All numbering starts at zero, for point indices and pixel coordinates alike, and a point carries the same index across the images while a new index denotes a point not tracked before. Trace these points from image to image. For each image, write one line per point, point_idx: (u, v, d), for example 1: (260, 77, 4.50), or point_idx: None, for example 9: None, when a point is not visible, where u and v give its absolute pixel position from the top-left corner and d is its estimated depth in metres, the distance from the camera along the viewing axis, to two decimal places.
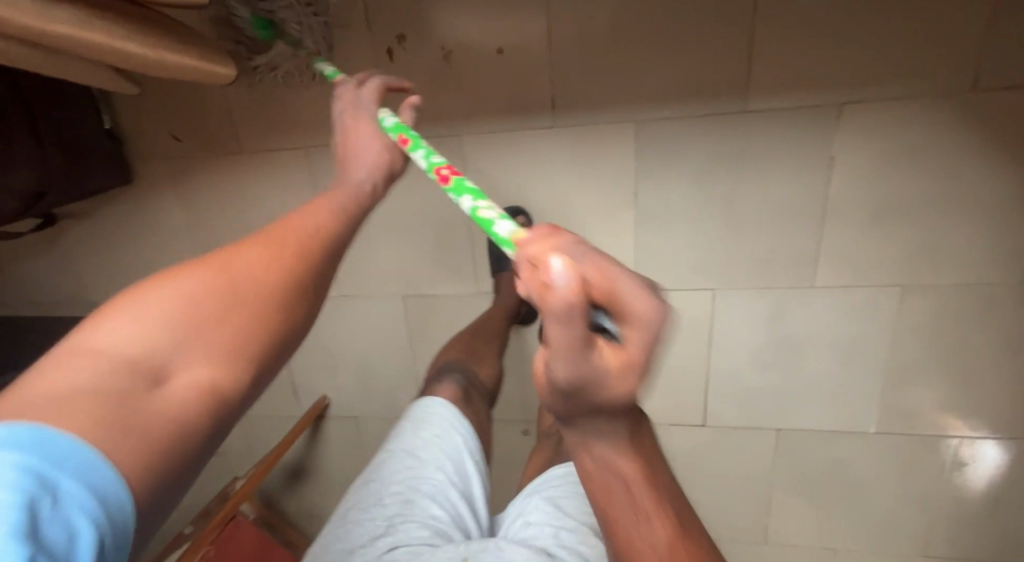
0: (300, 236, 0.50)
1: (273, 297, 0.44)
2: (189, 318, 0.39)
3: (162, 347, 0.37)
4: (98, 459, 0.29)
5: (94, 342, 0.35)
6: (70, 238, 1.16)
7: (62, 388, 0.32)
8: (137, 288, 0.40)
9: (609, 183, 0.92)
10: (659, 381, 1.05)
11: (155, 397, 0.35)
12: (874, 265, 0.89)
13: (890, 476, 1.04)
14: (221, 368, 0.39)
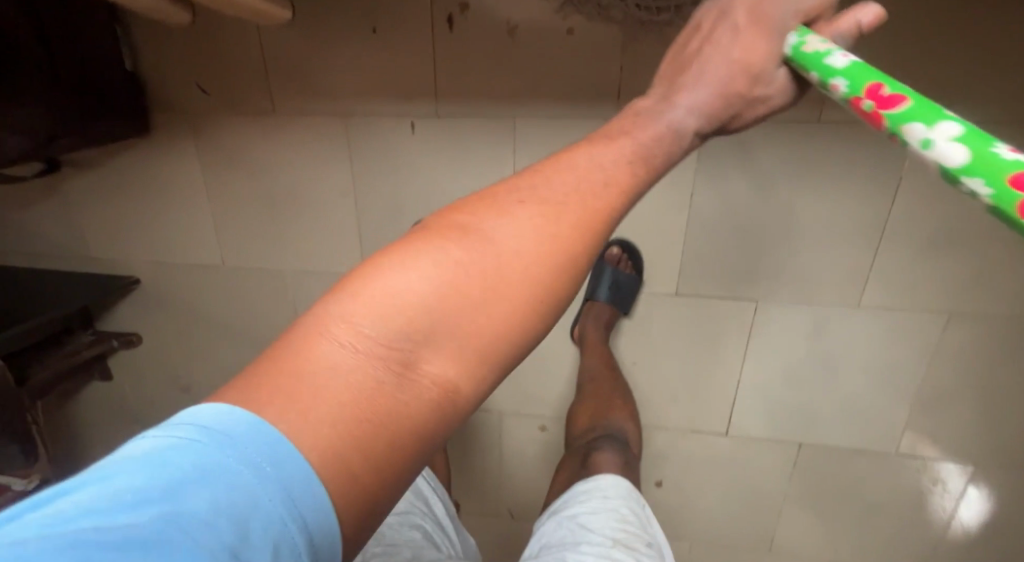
0: (601, 212, 0.43)
1: (521, 279, 0.40)
2: (448, 307, 0.38)
3: (419, 331, 0.38)
4: (314, 474, 0.33)
5: (385, 294, 0.38)
6: (72, 186, 1.07)
7: (320, 375, 0.35)
8: (448, 233, 0.41)
9: (664, 181, 0.89)
10: (686, 387, 1.03)
11: (400, 390, 0.36)
12: (927, 288, 0.88)
13: (904, 496, 1.05)
14: (461, 368, 0.38)
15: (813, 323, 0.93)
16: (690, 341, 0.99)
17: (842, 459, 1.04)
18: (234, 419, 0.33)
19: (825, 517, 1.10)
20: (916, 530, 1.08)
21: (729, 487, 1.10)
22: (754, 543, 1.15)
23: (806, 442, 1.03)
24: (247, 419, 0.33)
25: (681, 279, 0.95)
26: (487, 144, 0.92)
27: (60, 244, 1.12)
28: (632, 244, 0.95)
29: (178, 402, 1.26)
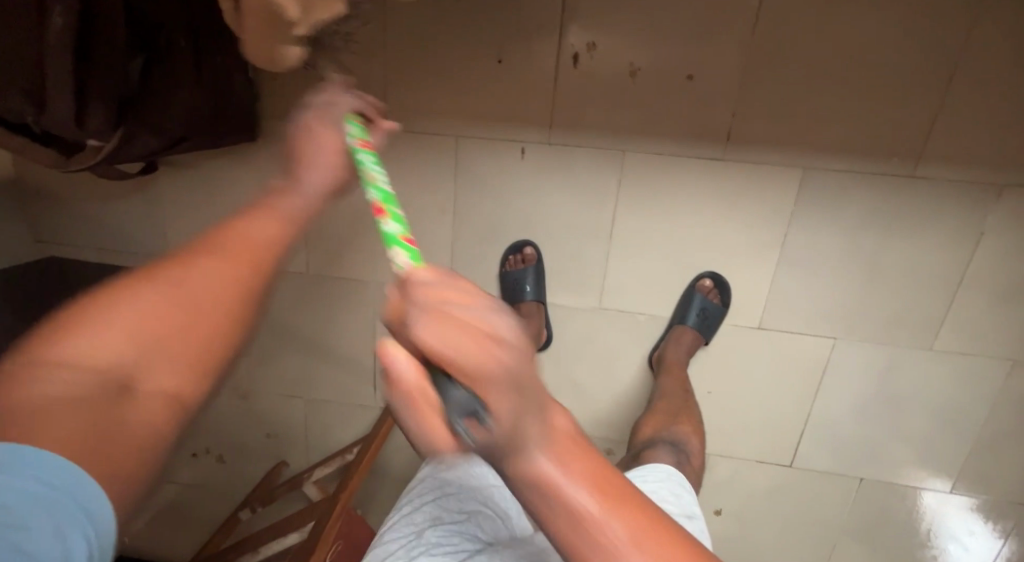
0: (244, 243, 0.45)
1: (206, 296, 0.41)
2: (157, 330, 0.38)
3: (134, 353, 0.37)
4: (83, 478, 0.30)
5: (86, 347, 0.35)
6: (160, 185, 1.06)
7: (41, 398, 0.31)
8: (128, 282, 0.40)
9: (763, 221, 0.95)
10: (758, 417, 1.07)
11: (127, 409, 0.35)
12: (993, 335, 0.97)
13: (954, 535, 1.11)
14: (187, 384, 0.39)
15: (885, 361, 1.00)
16: (767, 373, 1.04)
17: (898, 496, 1.09)
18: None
19: (877, 552, 1.14)
20: None
21: (790, 519, 1.13)
22: None
23: (867, 476, 1.08)
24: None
25: (766, 313, 1.00)
26: (595, 174, 0.96)
27: (137, 240, 1.10)
28: (721, 277, 0.99)
29: (230, 412, 1.20)
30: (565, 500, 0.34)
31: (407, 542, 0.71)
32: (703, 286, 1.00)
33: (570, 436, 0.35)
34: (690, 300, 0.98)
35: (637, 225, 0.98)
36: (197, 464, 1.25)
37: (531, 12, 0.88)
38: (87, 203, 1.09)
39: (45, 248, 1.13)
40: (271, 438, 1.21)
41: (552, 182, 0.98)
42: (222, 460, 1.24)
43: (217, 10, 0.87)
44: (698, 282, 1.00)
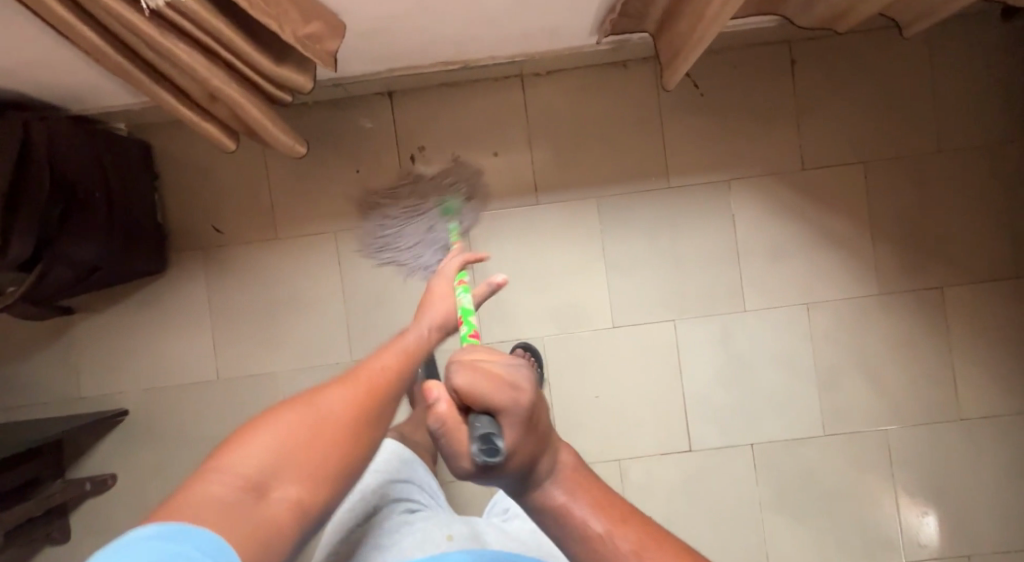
0: (378, 377, 0.48)
1: (349, 417, 0.44)
2: (293, 447, 0.41)
3: (272, 464, 0.40)
4: (221, 549, 0.36)
5: (238, 457, 0.40)
6: (75, 331, 1.19)
7: (202, 507, 0.38)
8: (281, 407, 0.43)
9: (585, 242, 1.22)
10: (643, 411, 1.21)
11: (262, 510, 0.39)
12: (784, 288, 1.23)
13: (853, 477, 1.21)
14: (309, 492, 0.41)
15: (720, 328, 1.22)
16: (637, 364, 1.22)
17: (790, 452, 1.21)
18: (168, 533, 0.36)
19: (800, 519, 1.21)
20: (877, 518, 1.21)
21: (708, 504, 1.21)
22: None
23: (757, 440, 1.21)
24: (162, 528, 0.36)
25: (615, 313, 1.22)
26: None
27: (51, 389, 1.18)
28: (534, 345, 1.21)
29: None
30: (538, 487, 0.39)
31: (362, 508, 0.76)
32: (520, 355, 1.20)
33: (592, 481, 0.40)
34: None
35: (492, 266, 1.23)
36: None
37: (373, 133, 1.21)
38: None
39: None
40: None
41: None
42: None
43: (121, 169, 1.12)
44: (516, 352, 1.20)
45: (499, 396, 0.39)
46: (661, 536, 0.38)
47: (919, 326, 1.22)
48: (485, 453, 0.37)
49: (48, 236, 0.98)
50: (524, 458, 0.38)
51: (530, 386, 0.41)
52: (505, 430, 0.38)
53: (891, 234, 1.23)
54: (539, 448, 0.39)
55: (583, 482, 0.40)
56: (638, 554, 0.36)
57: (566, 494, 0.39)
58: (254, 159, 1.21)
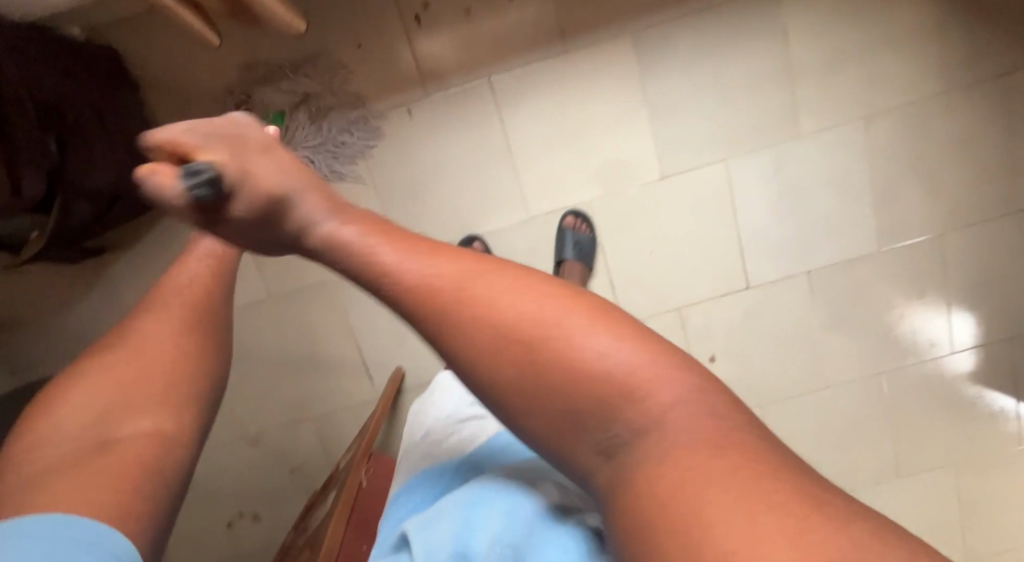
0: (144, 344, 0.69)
1: (110, 384, 0.64)
2: (105, 410, 0.62)
3: (112, 422, 0.61)
4: (88, 510, 0.48)
5: (54, 434, 0.58)
6: (111, 272, 1.15)
7: (47, 475, 0.53)
8: (61, 396, 0.63)
9: (621, 88, 1.12)
10: (700, 257, 1.21)
11: (111, 453, 0.56)
12: (840, 103, 1.14)
13: (906, 286, 1.23)
14: (159, 422, 0.62)
15: (774, 159, 1.16)
16: (689, 210, 1.18)
17: (845, 273, 1.22)
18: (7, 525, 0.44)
19: (856, 332, 1.25)
20: (931, 324, 1.25)
21: (767, 333, 1.25)
22: (811, 380, 1.28)
23: (813, 268, 1.22)
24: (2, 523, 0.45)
25: (662, 162, 1.15)
26: (476, 102, 1.12)
27: (107, 330, 1.17)
28: (582, 210, 1.17)
29: (250, 460, 1.26)
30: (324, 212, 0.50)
31: (422, 435, 0.80)
32: (567, 222, 1.17)
33: (385, 235, 0.50)
34: (562, 237, 1.15)
35: (526, 128, 1.13)
36: (254, 513, 1.28)
37: None
38: (49, 318, 1.17)
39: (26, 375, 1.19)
40: (296, 472, 1.26)
41: (445, 126, 1.13)
42: (258, 515, 1.28)
43: (103, 86, 0.99)
44: (564, 220, 1.17)
45: (218, 139, 0.49)
46: (482, 276, 0.45)
47: (982, 122, 1.15)
48: (201, 181, 0.44)
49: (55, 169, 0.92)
50: (266, 198, 0.48)
51: (258, 131, 0.53)
52: (228, 158, 0.47)
53: (958, 22, 1.10)
54: (286, 202, 0.49)
55: (365, 220, 0.51)
56: (419, 265, 0.46)
57: (347, 227, 0.49)
58: (243, 52, 1.07)
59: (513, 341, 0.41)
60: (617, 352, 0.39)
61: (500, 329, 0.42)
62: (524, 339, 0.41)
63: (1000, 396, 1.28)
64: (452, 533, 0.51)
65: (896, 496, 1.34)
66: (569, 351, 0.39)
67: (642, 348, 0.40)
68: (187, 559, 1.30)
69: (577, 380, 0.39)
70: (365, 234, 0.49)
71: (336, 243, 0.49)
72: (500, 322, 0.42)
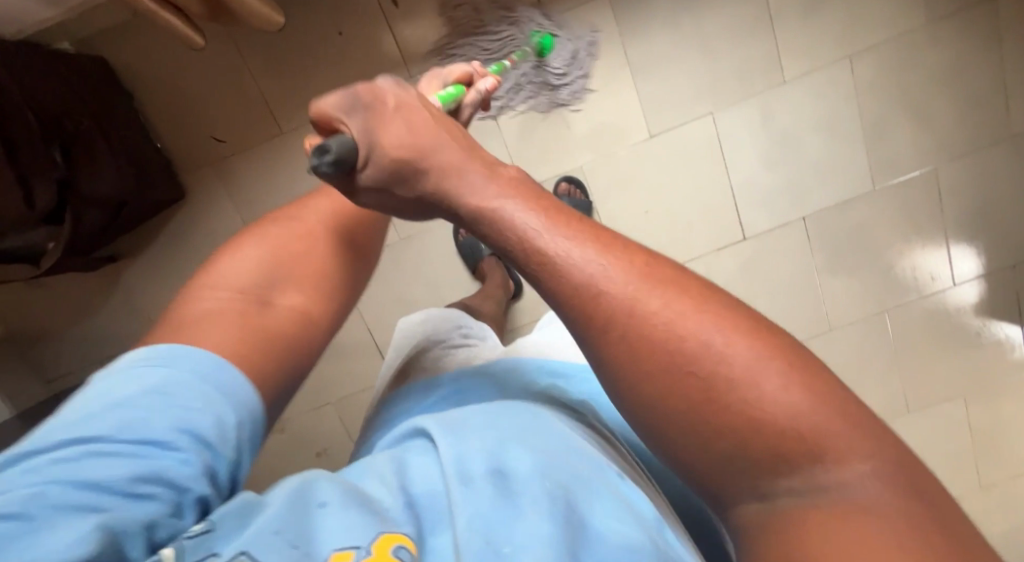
0: (318, 216, 0.62)
1: (282, 241, 0.58)
2: (270, 261, 0.56)
3: (272, 279, 0.56)
4: (235, 370, 0.46)
5: (222, 269, 0.54)
6: (129, 277, 1.19)
7: (204, 315, 0.50)
8: (246, 233, 0.59)
9: (601, 50, 1.13)
10: (695, 213, 1.22)
11: (266, 316, 0.53)
12: (823, 44, 1.14)
13: (902, 222, 1.24)
14: (309, 299, 0.57)
15: (760, 107, 1.16)
16: (679, 167, 1.19)
17: (841, 215, 1.23)
18: (173, 349, 0.45)
19: (856, 274, 1.27)
20: (930, 260, 1.26)
21: (768, 282, 1.27)
22: (815, 324, 1.29)
23: (809, 213, 1.23)
24: (168, 348, 0.45)
25: (649, 122, 1.17)
26: None
27: (130, 334, 1.22)
28: (574, 176, 1.19)
29: (278, 446, 1.31)
30: (494, 197, 0.43)
31: (413, 350, 0.75)
32: (562, 188, 1.17)
33: (570, 219, 0.42)
34: (560, 203, 1.15)
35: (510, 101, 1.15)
36: None
37: None
38: (73, 327, 1.21)
39: (56, 385, 1.24)
40: (323, 455, 1.31)
41: None
42: None
43: (99, 97, 1.03)
44: (559, 187, 1.18)
45: (361, 113, 0.47)
46: (652, 304, 0.37)
47: (968, 48, 1.14)
48: (325, 161, 0.43)
49: (64, 178, 0.95)
50: (391, 163, 0.46)
51: (401, 93, 0.50)
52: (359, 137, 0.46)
53: None
54: (425, 157, 0.46)
55: (532, 192, 0.43)
56: (586, 259, 0.39)
57: (499, 194, 0.43)
58: (228, 51, 1.09)
59: (687, 375, 0.36)
60: (782, 399, 0.34)
61: (658, 356, 0.37)
62: (669, 350, 0.37)
63: (1005, 323, 1.29)
64: (489, 451, 0.46)
65: (909, 430, 1.35)
66: (747, 399, 0.34)
67: (727, 328, 0.36)
68: None
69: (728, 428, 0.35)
70: (528, 205, 0.42)
71: (488, 217, 0.42)
72: (649, 334, 0.37)
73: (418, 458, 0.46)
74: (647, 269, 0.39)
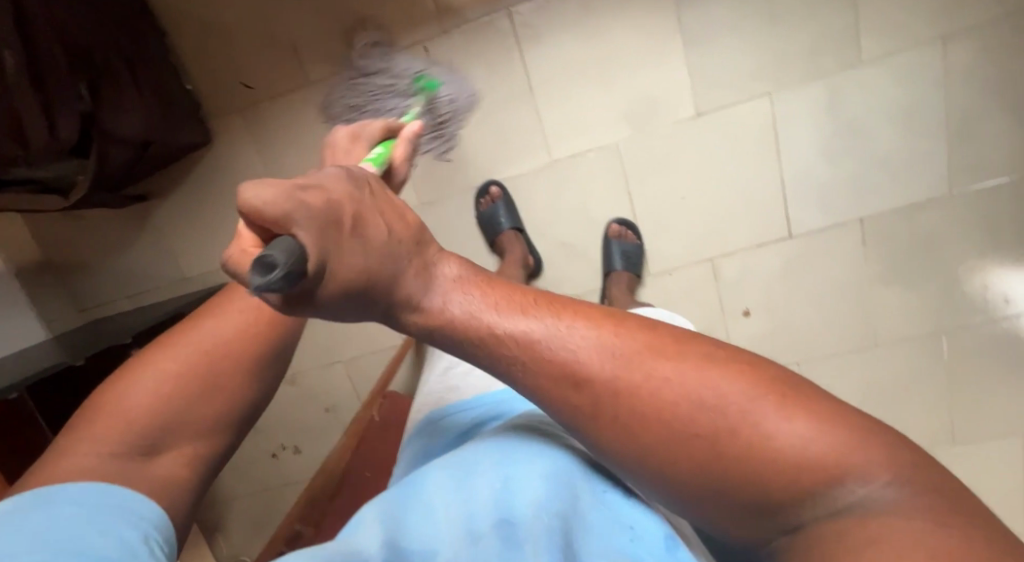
0: (215, 328, 0.56)
1: (174, 375, 0.52)
2: (170, 395, 0.52)
3: (161, 417, 0.51)
4: (143, 501, 0.46)
5: (118, 409, 0.50)
6: (159, 217, 1.22)
7: (79, 466, 0.46)
8: (135, 362, 0.53)
9: (651, 14, 1.02)
10: (737, 204, 1.12)
11: (151, 465, 0.49)
12: (913, 22, 0.99)
13: (977, 236, 1.09)
14: (207, 436, 0.54)
15: (826, 92, 1.04)
16: (725, 152, 1.09)
17: (904, 221, 1.10)
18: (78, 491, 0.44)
19: (914, 289, 1.14)
20: (1004, 282, 1.11)
21: (810, 286, 1.16)
22: (856, 338, 1.18)
23: (867, 216, 1.10)
24: (72, 488, 0.43)
25: (697, 99, 1.06)
26: (495, 39, 1.06)
27: (158, 273, 1.25)
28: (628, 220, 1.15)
29: (290, 396, 1.34)
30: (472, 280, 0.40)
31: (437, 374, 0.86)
32: (613, 232, 1.14)
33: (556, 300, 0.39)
34: (609, 248, 1.13)
35: (549, 66, 1.07)
36: (296, 446, 1.37)
37: None
38: (106, 260, 1.26)
39: (90, 314, 1.30)
40: (331, 412, 1.34)
41: (464, 66, 1.07)
42: (299, 448, 1.37)
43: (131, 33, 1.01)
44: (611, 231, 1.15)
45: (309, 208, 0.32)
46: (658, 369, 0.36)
47: None
48: (274, 281, 0.28)
49: (87, 114, 0.95)
50: (357, 277, 0.34)
51: (353, 187, 0.37)
52: (315, 238, 0.32)
53: None
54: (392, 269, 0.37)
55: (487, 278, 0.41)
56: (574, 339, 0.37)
57: (459, 289, 0.39)
58: None
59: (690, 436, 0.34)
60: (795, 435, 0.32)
61: (657, 428, 0.35)
62: (683, 432, 0.34)
63: None
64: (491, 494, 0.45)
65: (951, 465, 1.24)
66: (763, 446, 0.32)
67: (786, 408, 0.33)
68: (239, 485, 1.42)
69: (726, 471, 0.33)
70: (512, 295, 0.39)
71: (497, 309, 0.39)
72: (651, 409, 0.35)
73: (421, 499, 0.47)
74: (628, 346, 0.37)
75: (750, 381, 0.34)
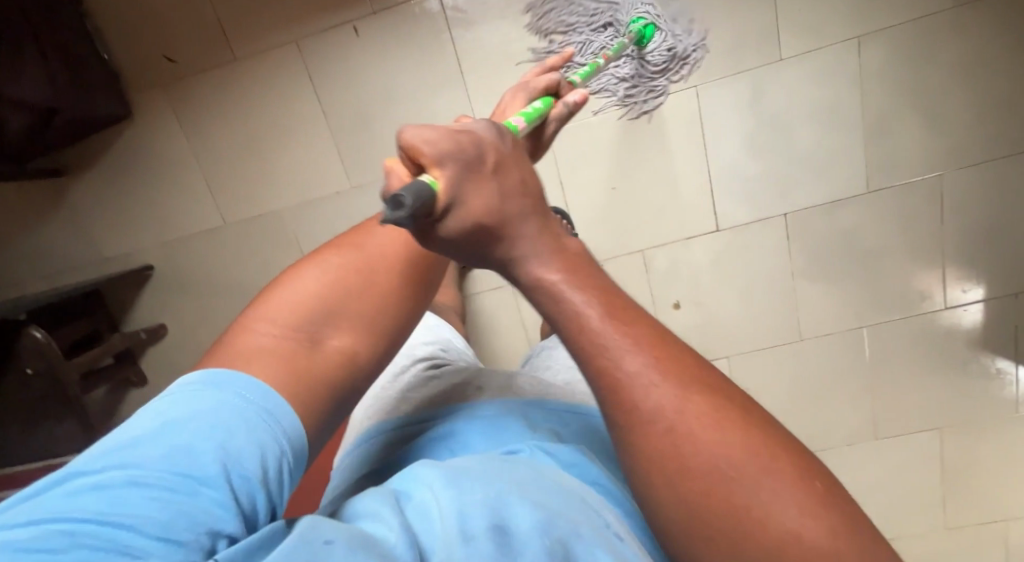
0: (384, 247, 0.56)
1: (343, 278, 0.53)
2: (338, 296, 0.52)
3: (323, 313, 0.51)
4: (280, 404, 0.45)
5: (286, 299, 0.51)
6: (76, 193, 1.17)
7: (249, 351, 0.48)
8: (332, 248, 0.55)
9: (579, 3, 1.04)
10: (665, 195, 1.13)
11: (317, 357, 0.50)
12: (829, 20, 1.01)
13: (896, 233, 1.12)
14: (370, 340, 0.53)
15: (750, 86, 1.06)
16: (653, 144, 1.10)
17: (826, 216, 1.12)
18: (217, 388, 0.45)
19: (837, 284, 1.16)
20: (921, 279, 1.14)
21: (738, 279, 1.17)
22: (783, 332, 1.20)
23: (791, 210, 1.12)
24: (213, 377, 0.45)
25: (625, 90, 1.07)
26: (426, 22, 1.05)
27: (75, 251, 1.20)
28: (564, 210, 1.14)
29: None
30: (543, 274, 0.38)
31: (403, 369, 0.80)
32: None
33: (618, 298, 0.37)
34: None
35: (480, 51, 1.06)
36: None
37: None
38: (19, 237, 1.20)
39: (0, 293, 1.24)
40: None
41: (394, 48, 1.07)
42: None
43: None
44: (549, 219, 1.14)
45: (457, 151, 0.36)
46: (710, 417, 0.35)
47: (995, 44, 1.01)
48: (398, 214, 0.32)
49: None
50: (472, 224, 0.36)
51: (500, 146, 0.39)
52: (453, 176, 0.35)
53: None
54: (505, 225, 0.37)
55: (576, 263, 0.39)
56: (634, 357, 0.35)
57: (562, 272, 0.38)
58: None
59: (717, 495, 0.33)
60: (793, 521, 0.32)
61: (679, 469, 0.34)
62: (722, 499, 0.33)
63: (998, 357, 1.17)
64: None
65: (872, 459, 1.26)
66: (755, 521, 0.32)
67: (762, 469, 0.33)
68: None
69: (713, 517, 0.33)
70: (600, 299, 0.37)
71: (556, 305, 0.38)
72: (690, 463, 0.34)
73: None
74: (698, 374, 0.36)
75: (762, 448, 0.34)
